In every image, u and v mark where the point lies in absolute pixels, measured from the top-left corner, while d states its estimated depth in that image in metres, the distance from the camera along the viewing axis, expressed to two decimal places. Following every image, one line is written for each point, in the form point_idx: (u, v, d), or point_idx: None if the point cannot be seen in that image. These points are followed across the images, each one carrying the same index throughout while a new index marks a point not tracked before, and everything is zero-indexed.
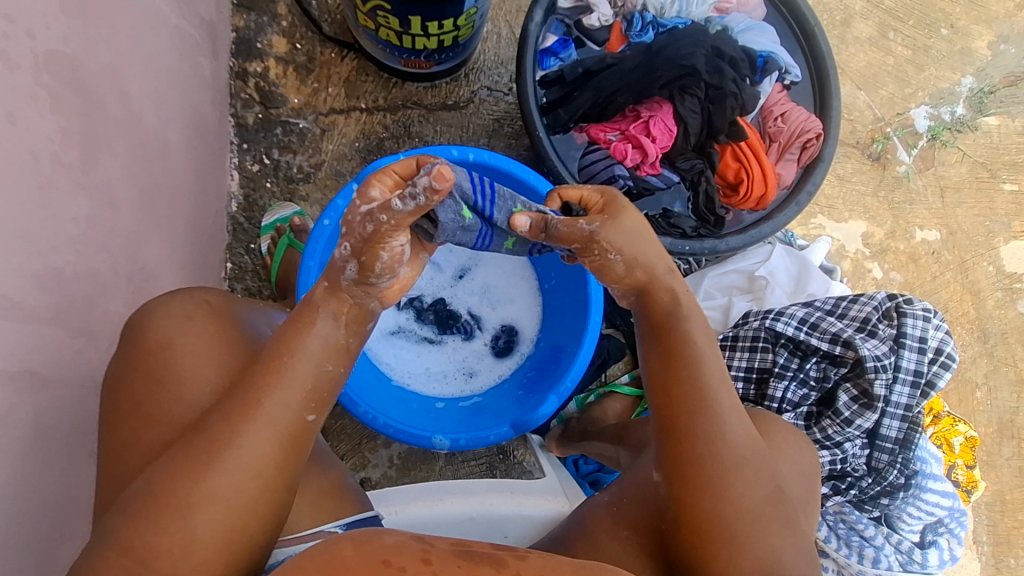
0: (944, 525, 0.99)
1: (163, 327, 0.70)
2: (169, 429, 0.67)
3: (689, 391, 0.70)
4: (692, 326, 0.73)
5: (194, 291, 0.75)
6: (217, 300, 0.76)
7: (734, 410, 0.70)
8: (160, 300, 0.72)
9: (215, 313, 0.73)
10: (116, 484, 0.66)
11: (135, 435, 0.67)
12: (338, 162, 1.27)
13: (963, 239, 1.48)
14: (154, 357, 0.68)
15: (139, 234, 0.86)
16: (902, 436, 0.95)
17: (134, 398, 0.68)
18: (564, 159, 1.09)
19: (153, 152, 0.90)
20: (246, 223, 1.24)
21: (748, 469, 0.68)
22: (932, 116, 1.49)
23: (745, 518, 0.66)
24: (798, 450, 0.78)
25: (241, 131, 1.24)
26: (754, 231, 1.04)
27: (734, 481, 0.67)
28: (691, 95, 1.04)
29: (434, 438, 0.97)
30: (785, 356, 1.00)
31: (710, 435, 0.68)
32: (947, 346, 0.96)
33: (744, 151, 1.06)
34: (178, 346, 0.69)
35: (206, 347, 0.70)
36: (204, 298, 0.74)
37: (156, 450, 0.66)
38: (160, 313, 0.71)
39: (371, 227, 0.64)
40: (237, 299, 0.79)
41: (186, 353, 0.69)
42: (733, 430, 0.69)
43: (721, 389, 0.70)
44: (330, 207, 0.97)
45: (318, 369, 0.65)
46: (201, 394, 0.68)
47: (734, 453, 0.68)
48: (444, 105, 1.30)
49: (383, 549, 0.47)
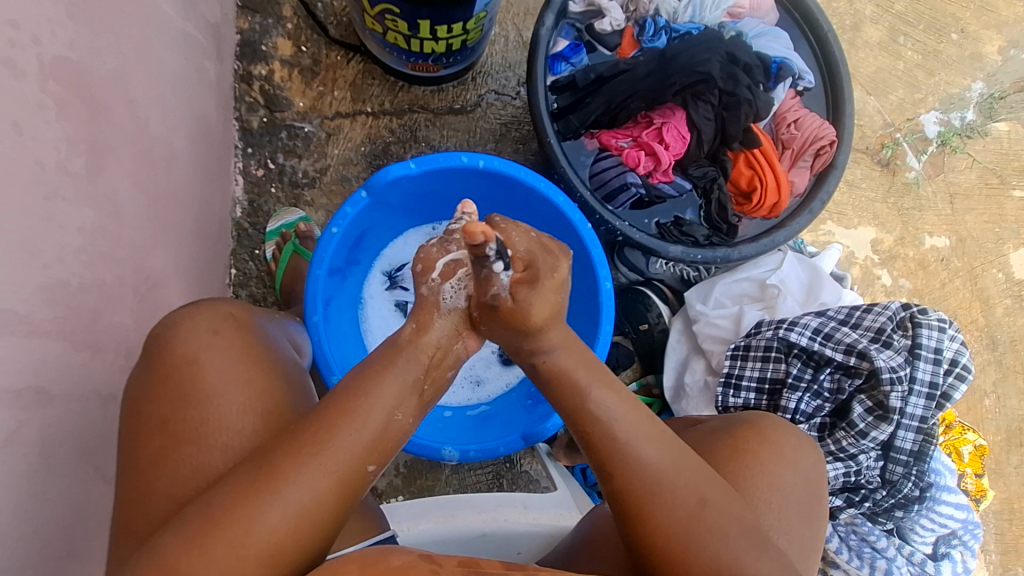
0: (957, 538, 0.99)
1: (188, 342, 0.69)
2: (195, 447, 0.65)
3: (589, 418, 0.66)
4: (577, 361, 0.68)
5: (218, 303, 0.75)
6: (240, 313, 0.75)
7: (643, 436, 0.65)
8: (182, 313, 0.72)
9: (239, 327, 0.73)
10: (148, 503, 0.64)
11: (163, 453, 0.65)
12: (344, 167, 1.25)
13: (972, 246, 1.47)
14: (179, 372, 0.68)
15: (144, 243, 0.85)
16: (917, 448, 0.94)
17: (162, 414, 0.66)
18: (575, 166, 1.07)
19: (159, 159, 0.88)
20: (250, 229, 1.22)
21: (666, 494, 0.62)
22: (942, 121, 1.47)
23: (677, 542, 0.61)
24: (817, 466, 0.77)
25: (246, 135, 1.23)
26: (766, 240, 1.03)
27: (655, 506, 0.62)
28: (705, 101, 1.02)
29: (444, 450, 0.94)
30: (799, 367, 0.99)
31: (625, 462, 0.64)
32: (963, 357, 0.94)
33: (758, 159, 1.04)
34: (204, 361, 0.68)
35: (231, 361, 0.69)
36: (229, 310, 0.74)
37: (187, 469, 0.64)
38: (185, 328, 0.70)
39: (452, 249, 0.68)
40: (256, 311, 0.79)
41: (211, 368, 0.68)
42: (649, 458, 0.64)
43: (621, 417, 0.66)
44: (339, 214, 0.96)
45: (388, 419, 0.63)
46: (229, 411, 0.67)
47: (647, 479, 0.63)
48: (451, 109, 1.28)
49: (390, 569, 0.46)
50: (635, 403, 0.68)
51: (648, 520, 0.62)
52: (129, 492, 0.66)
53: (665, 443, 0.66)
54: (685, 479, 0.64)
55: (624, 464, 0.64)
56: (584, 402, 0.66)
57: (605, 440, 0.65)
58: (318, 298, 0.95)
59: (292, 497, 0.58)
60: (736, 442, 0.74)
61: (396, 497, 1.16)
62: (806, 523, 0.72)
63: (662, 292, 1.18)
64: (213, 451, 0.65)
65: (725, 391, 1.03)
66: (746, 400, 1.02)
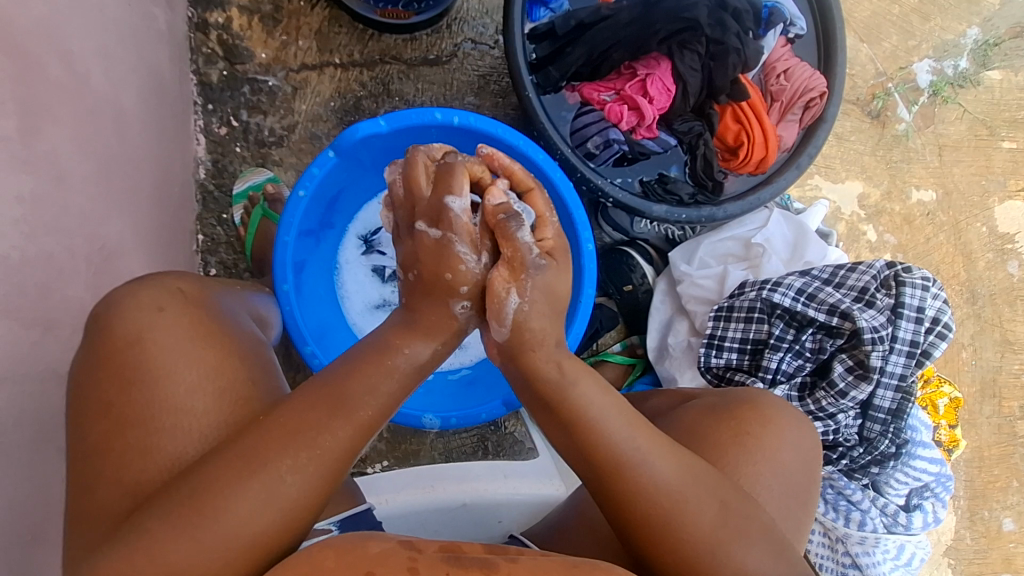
0: (930, 490, 0.98)
1: (131, 321, 0.65)
2: (147, 430, 0.61)
3: (604, 453, 0.62)
4: (582, 385, 0.63)
5: (163, 278, 0.71)
6: (188, 289, 0.71)
7: (654, 448, 0.63)
8: (126, 290, 0.67)
9: (191, 301, 0.70)
10: (101, 495, 0.59)
11: (108, 441, 0.61)
12: (313, 123, 1.18)
13: (958, 199, 1.47)
14: (124, 353, 0.63)
15: (96, 209, 0.80)
16: (896, 407, 0.92)
17: (103, 399, 0.62)
18: (555, 121, 1.01)
19: (103, 117, 0.82)
20: (216, 191, 1.15)
21: (692, 501, 0.61)
22: (935, 70, 1.44)
23: (705, 552, 0.59)
24: (801, 436, 0.74)
25: (205, 90, 1.15)
26: (752, 198, 0.99)
27: (681, 524, 0.60)
28: (691, 51, 0.96)
29: (424, 418, 0.92)
30: (781, 328, 0.97)
31: (643, 485, 0.61)
32: (944, 315, 0.93)
33: (746, 112, 0.99)
34: (150, 339, 0.64)
35: (182, 340, 0.65)
36: (177, 286, 0.70)
37: (144, 450, 0.60)
38: (129, 304, 0.66)
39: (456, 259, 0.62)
40: (211, 286, 0.76)
41: (157, 348, 0.64)
42: (662, 471, 0.62)
43: (631, 433, 0.62)
44: (306, 176, 0.89)
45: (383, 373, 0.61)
46: (176, 390, 0.63)
47: (671, 493, 0.61)
48: (425, 60, 1.21)
49: (369, 559, 0.44)
50: (636, 417, 0.64)
51: (677, 536, 0.60)
52: (78, 484, 0.61)
53: (672, 453, 0.63)
54: (698, 484, 0.62)
55: (634, 488, 0.61)
56: (596, 434, 0.62)
57: (613, 467, 0.61)
58: (287, 265, 0.90)
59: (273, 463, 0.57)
60: (737, 423, 0.73)
61: (379, 462, 1.16)
62: (799, 505, 0.71)
63: (646, 253, 1.17)
64: (168, 433, 0.61)
65: (707, 352, 1.02)
66: (729, 360, 1.00)
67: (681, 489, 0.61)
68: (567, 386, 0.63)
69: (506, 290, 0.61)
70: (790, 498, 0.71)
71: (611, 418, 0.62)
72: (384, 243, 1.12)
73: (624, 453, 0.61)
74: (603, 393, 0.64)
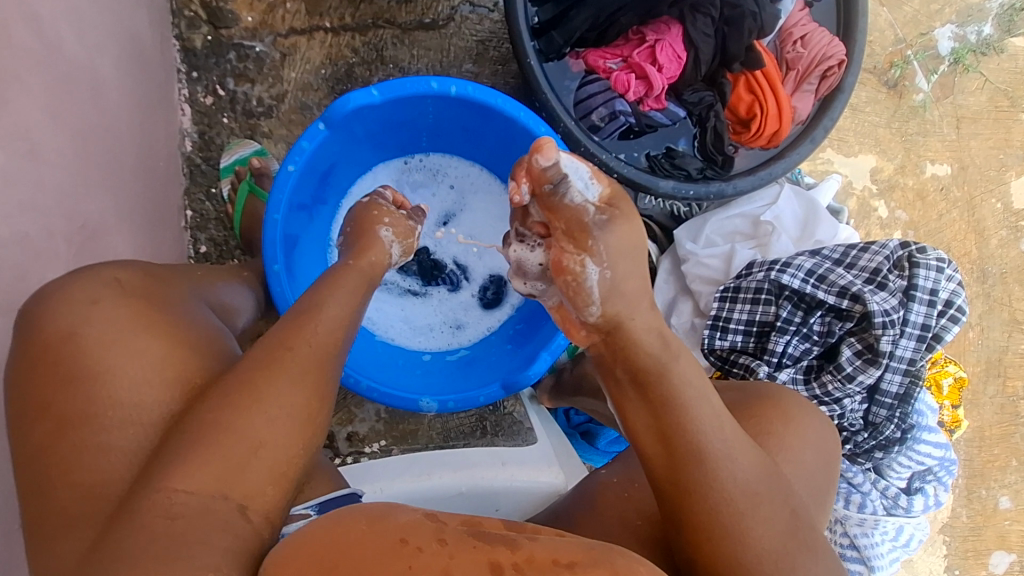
0: (933, 473, 0.96)
1: (66, 314, 0.58)
2: (93, 429, 0.56)
3: (683, 437, 0.58)
4: (683, 365, 0.61)
5: (100, 268, 0.64)
6: (130, 277, 0.65)
7: (740, 444, 0.58)
8: (58, 283, 0.61)
9: (135, 288, 0.64)
10: (46, 497, 0.55)
11: (51, 442, 0.55)
12: (303, 93, 1.13)
13: (974, 174, 1.42)
14: (60, 349, 0.57)
15: (74, 186, 0.76)
16: (903, 392, 0.89)
17: (40, 400, 0.56)
18: (558, 91, 0.95)
19: (78, 87, 0.77)
20: (203, 164, 1.10)
21: (766, 505, 0.57)
22: (956, 37, 1.39)
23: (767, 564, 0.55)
24: (826, 439, 0.69)
25: (188, 57, 1.09)
26: (764, 172, 0.95)
27: (750, 527, 0.55)
28: (704, 15, 0.90)
29: (420, 401, 0.89)
30: (788, 310, 0.94)
31: (717, 481, 0.56)
32: (958, 298, 0.90)
33: (760, 82, 0.94)
34: (89, 334, 0.58)
35: (124, 332, 0.59)
36: (114, 274, 0.64)
37: (93, 450, 0.55)
38: (62, 296, 0.59)
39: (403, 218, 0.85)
40: (167, 276, 0.69)
41: (98, 343, 0.58)
42: (744, 469, 0.57)
43: (719, 426, 0.58)
44: (294, 150, 0.84)
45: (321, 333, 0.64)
46: (120, 385, 0.57)
47: (748, 492, 0.56)
48: (420, 24, 1.15)
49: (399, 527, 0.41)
50: (726, 414, 0.60)
51: (746, 540, 0.55)
52: (25, 490, 0.56)
53: (756, 454, 0.59)
54: (772, 491, 0.58)
55: (709, 483, 0.56)
56: (682, 420, 0.58)
57: (692, 457, 0.57)
58: (278, 245, 0.85)
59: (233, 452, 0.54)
60: (761, 424, 0.66)
61: (377, 442, 1.15)
62: (822, 507, 0.66)
63: (650, 230, 1.13)
64: (118, 430, 0.56)
65: (711, 333, 0.98)
66: (733, 342, 0.97)
67: (759, 491, 0.57)
68: (661, 371, 0.60)
69: (581, 263, 0.60)
70: (814, 499, 0.65)
71: (705, 406, 0.59)
72: None
73: (705, 445, 0.57)
74: (700, 377, 0.61)
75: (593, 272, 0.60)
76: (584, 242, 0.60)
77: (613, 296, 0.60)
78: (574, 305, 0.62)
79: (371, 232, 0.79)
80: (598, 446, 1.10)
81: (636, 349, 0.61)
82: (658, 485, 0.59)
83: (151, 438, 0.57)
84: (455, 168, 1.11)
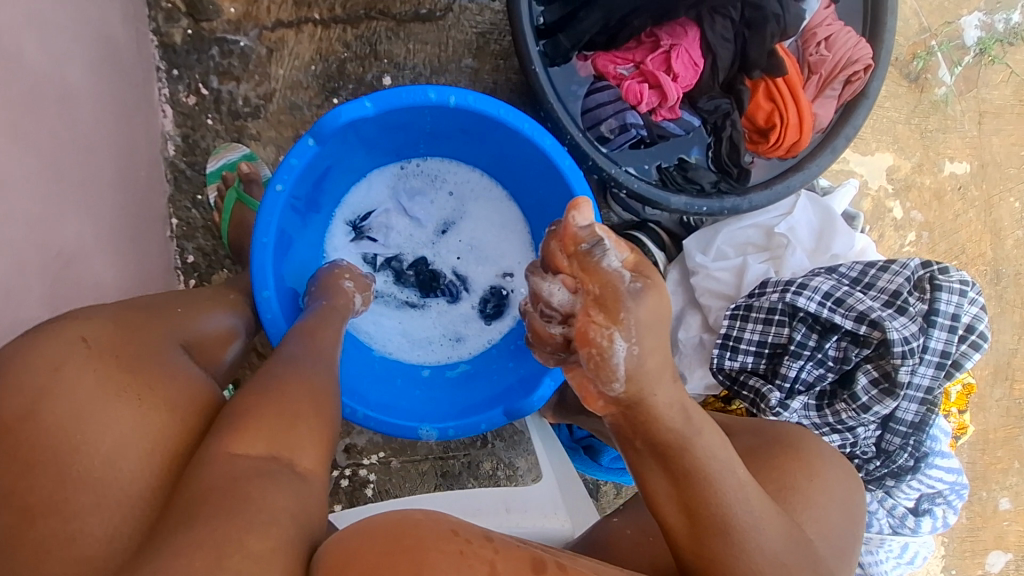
0: (942, 496, 0.95)
1: (28, 385, 0.54)
2: (64, 514, 0.52)
3: (708, 508, 0.55)
4: (706, 438, 0.58)
5: (64, 323, 0.59)
6: (99, 333, 0.60)
7: (767, 513, 0.56)
8: (17, 349, 0.56)
9: (105, 348, 0.59)
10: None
11: (17, 534, 0.52)
12: (292, 91, 1.06)
13: (993, 172, 1.37)
14: (23, 426, 0.53)
15: (46, 212, 0.70)
16: (919, 420, 0.87)
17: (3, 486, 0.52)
18: (564, 97, 0.90)
19: (45, 103, 0.71)
20: (188, 170, 1.04)
21: None
22: (983, 25, 1.32)
23: None
24: (849, 491, 0.67)
25: (168, 53, 1.02)
26: (781, 186, 0.90)
27: None
28: (723, 17, 0.83)
29: (420, 430, 0.86)
30: (802, 333, 0.90)
31: (742, 554, 0.54)
32: (980, 323, 0.86)
33: (781, 90, 0.88)
34: (55, 407, 0.54)
35: (93, 403, 0.55)
36: (82, 332, 0.59)
37: (66, 536, 0.52)
38: (23, 365, 0.55)
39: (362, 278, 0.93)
40: (140, 323, 0.65)
41: (64, 416, 0.54)
42: (771, 540, 0.55)
43: (745, 495, 0.56)
44: (281, 168, 0.79)
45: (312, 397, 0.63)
46: (92, 462, 0.54)
47: (776, 565, 0.54)
48: (416, 16, 1.07)
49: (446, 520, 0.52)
50: (750, 481, 0.58)
51: None
52: None
53: (784, 522, 0.57)
54: (803, 562, 0.56)
55: (734, 555, 0.54)
56: (708, 488, 0.56)
57: (717, 527, 0.55)
58: (268, 270, 0.81)
59: (251, 451, 0.58)
60: (782, 476, 0.64)
61: (376, 453, 1.18)
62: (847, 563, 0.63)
63: (657, 236, 1.10)
64: (94, 512, 0.53)
65: (722, 352, 0.95)
66: (744, 363, 0.94)
67: (786, 562, 0.55)
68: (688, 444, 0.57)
69: (608, 336, 0.55)
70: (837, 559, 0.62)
71: (729, 477, 0.56)
72: (375, 229, 1.05)
73: (730, 515, 0.55)
74: (724, 444, 0.58)
75: (621, 346, 0.55)
76: (615, 311, 0.55)
77: (637, 375, 0.56)
78: (596, 376, 0.58)
79: (340, 287, 0.87)
80: (601, 463, 1.09)
81: (657, 423, 0.58)
82: (681, 555, 0.56)
83: (138, 509, 0.54)
84: (454, 173, 1.05)
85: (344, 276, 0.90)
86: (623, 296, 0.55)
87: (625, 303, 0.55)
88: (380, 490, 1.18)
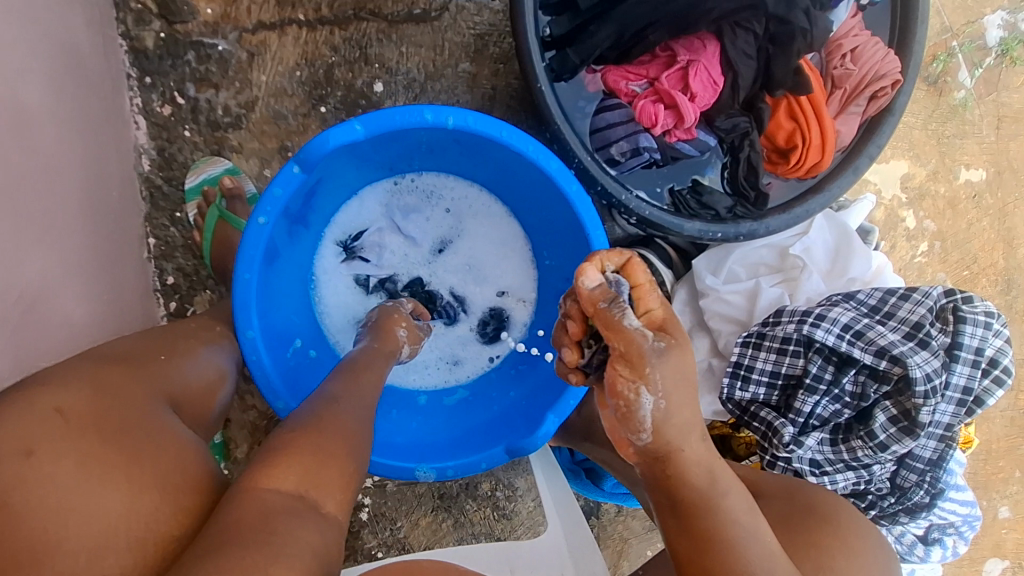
0: (954, 527, 0.93)
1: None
2: None
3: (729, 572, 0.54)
4: (732, 501, 0.58)
5: (38, 393, 0.55)
6: (70, 403, 0.55)
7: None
8: None
9: (80, 417, 0.54)
10: None
11: None
12: (275, 99, 0.98)
13: (1010, 179, 1.31)
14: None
15: (6, 250, 0.64)
16: (937, 457, 0.85)
17: None
18: (571, 115, 0.84)
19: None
20: (165, 186, 0.97)
21: None
22: (1006, 25, 1.26)
23: None
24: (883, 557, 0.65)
25: (139, 60, 0.94)
26: (799, 210, 0.84)
27: None
28: (746, 31, 0.78)
29: (418, 471, 0.83)
30: (819, 366, 0.86)
31: None
32: (1004, 357, 0.82)
33: (803, 108, 0.82)
34: (26, 496, 0.49)
35: (69, 492, 0.51)
36: (55, 403, 0.54)
37: None
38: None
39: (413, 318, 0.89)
40: (122, 386, 0.60)
41: (37, 507, 0.49)
42: None
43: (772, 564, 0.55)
44: (265, 198, 0.73)
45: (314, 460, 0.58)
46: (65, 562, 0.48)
47: None
48: (410, 16, 0.99)
49: None
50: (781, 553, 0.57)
51: None
52: None
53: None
54: None
55: None
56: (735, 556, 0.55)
57: None
58: (251, 307, 0.76)
59: (283, 484, 0.55)
60: (813, 536, 0.63)
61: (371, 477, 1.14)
62: None
63: (665, 255, 1.05)
64: None
65: (732, 382, 0.91)
66: (755, 394, 0.90)
67: None
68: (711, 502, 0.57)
69: (635, 390, 0.55)
70: None
71: (756, 545, 0.55)
72: (367, 249, 0.99)
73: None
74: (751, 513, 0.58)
75: (647, 401, 0.55)
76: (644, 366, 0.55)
77: (664, 428, 0.56)
78: (624, 427, 0.58)
79: (393, 332, 0.82)
80: (603, 488, 1.05)
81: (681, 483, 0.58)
82: None
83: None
84: (451, 188, 0.99)
85: (400, 322, 0.85)
86: (648, 353, 0.55)
87: (650, 361, 0.55)
88: (375, 513, 1.15)
